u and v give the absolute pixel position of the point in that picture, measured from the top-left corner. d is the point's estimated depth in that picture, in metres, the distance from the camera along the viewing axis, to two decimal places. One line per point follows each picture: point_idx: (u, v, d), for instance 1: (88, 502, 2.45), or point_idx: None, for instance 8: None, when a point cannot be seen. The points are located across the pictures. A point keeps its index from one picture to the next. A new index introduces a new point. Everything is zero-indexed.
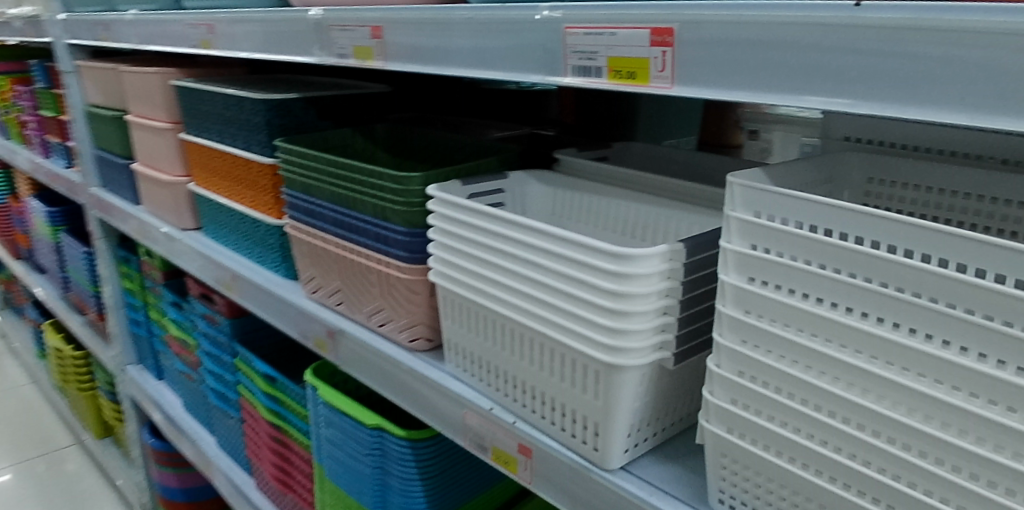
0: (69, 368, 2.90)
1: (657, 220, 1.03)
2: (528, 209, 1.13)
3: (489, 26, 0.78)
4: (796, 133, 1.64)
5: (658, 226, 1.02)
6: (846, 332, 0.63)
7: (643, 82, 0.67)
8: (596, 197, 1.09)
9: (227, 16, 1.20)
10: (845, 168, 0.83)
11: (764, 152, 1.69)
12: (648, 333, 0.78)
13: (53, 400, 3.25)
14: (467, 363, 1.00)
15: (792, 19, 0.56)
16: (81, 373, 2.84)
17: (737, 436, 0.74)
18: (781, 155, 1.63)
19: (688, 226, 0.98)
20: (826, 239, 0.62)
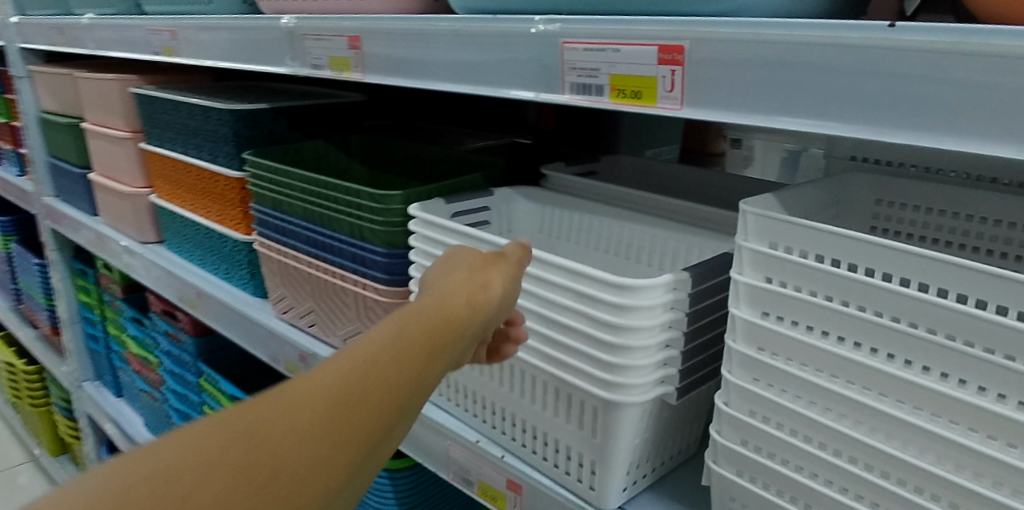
0: (22, 383, 2.77)
1: (650, 240, 0.98)
2: (514, 227, 1.08)
3: (479, 39, 0.73)
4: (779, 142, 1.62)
5: (652, 246, 0.98)
6: (870, 374, 0.59)
7: (649, 103, 0.62)
8: (586, 215, 1.04)
9: (192, 22, 1.13)
10: (853, 192, 0.80)
11: (747, 161, 1.67)
12: (649, 368, 0.73)
13: (5, 416, 3.11)
14: (450, 392, 0.94)
15: (817, 39, 0.52)
16: (35, 388, 2.72)
17: (748, 479, 0.69)
18: (764, 164, 1.60)
19: (683, 247, 0.94)
20: (847, 275, 0.58)
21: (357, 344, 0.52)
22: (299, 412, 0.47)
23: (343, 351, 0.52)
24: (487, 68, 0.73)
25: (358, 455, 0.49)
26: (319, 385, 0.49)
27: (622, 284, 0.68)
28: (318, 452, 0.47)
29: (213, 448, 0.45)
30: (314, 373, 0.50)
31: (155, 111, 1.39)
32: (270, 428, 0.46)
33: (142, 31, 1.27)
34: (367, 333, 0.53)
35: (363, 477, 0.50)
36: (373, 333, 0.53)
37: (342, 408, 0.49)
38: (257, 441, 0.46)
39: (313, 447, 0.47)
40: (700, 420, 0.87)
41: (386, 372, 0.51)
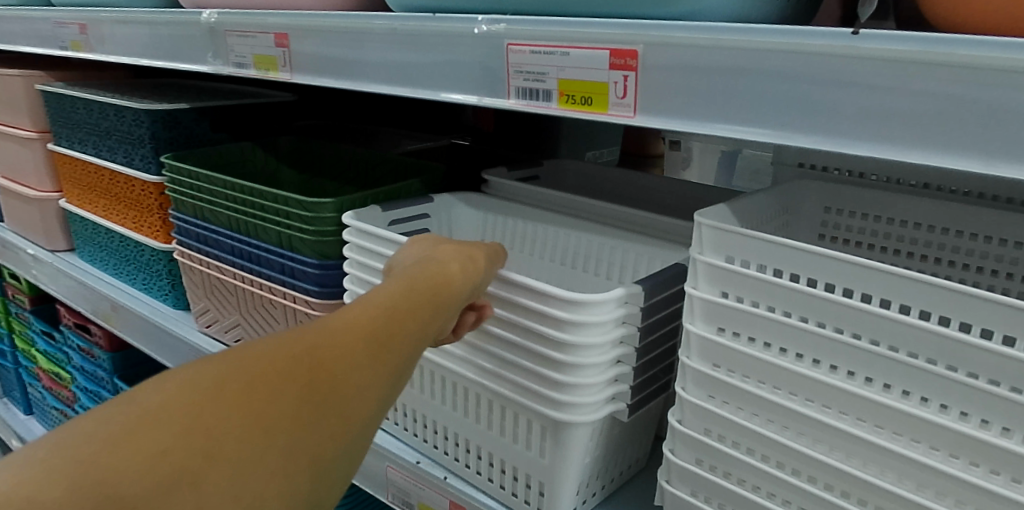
0: None
1: (596, 248, 0.95)
2: (454, 235, 1.04)
3: (418, 39, 0.68)
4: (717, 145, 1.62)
5: (598, 254, 0.95)
6: (830, 393, 0.57)
7: (600, 109, 0.59)
8: (530, 222, 1.00)
9: (104, 15, 1.04)
10: (802, 200, 0.80)
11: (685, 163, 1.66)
12: (601, 385, 0.70)
13: None
14: (389, 410, 0.89)
15: (778, 46, 0.50)
16: None
17: (702, 499, 0.67)
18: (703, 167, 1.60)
19: (630, 256, 0.92)
20: (808, 291, 0.55)
21: (378, 297, 0.58)
22: (333, 356, 0.53)
23: (368, 301, 0.58)
24: (427, 70, 0.68)
25: (378, 400, 0.55)
26: (351, 330, 0.55)
27: (573, 298, 0.65)
28: (346, 394, 0.53)
29: (262, 381, 0.50)
30: (334, 324, 0.55)
31: (63, 110, 1.28)
32: (311, 368, 0.52)
33: (47, 24, 1.17)
34: (383, 288, 0.59)
35: (379, 419, 0.57)
36: (389, 288, 0.59)
37: (372, 354, 0.55)
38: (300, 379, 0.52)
39: (348, 386, 0.53)
40: (649, 434, 0.84)
41: (406, 325, 0.58)
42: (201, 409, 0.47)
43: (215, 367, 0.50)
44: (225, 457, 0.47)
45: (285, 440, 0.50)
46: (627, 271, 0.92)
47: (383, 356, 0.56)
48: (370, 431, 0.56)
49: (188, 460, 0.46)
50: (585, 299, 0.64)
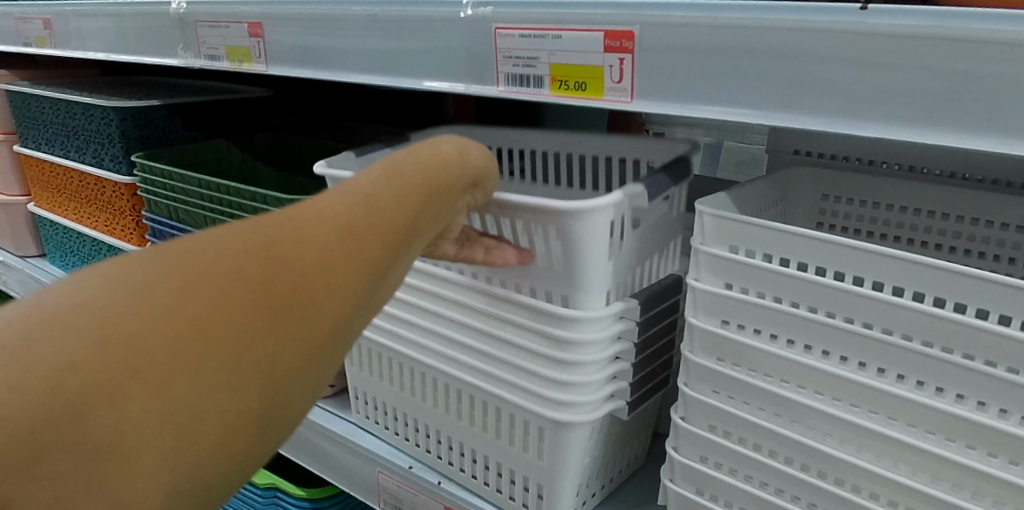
0: None
1: None
2: None
3: (399, 25, 0.65)
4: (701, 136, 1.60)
5: None
6: (841, 385, 0.54)
7: (595, 95, 0.56)
8: None
9: (66, 8, 1.00)
10: (796, 187, 0.78)
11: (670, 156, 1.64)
12: (599, 382, 0.67)
13: None
14: (377, 413, 0.86)
15: (782, 24, 0.47)
16: None
17: (708, 498, 0.64)
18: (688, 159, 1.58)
19: None
20: (814, 279, 0.53)
21: (359, 184, 0.50)
22: (305, 252, 0.45)
23: (347, 188, 0.50)
24: (410, 58, 0.65)
25: (358, 299, 0.48)
26: (321, 220, 0.47)
27: (570, 211, 0.58)
28: (322, 291, 0.46)
29: (221, 280, 0.42)
30: (306, 211, 0.47)
31: (29, 110, 1.23)
32: (274, 259, 0.44)
33: (9, 20, 1.12)
34: (364, 175, 0.51)
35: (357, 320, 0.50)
36: (371, 176, 0.51)
37: (341, 257, 0.46)
38: (265, 272, 0.43)
39: (315, 290, 0.45)
40: (647, 430, 0.81)
41: (391, 218, 0.50)
42: (139, 310, 0.39)
43: (165, 258, 0.42)
44: (170, 365, 0.39)
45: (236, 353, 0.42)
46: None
47: (356, 259, 0.47)
48: (343, 336, 0.48)
49: (122, 371, 0.38)
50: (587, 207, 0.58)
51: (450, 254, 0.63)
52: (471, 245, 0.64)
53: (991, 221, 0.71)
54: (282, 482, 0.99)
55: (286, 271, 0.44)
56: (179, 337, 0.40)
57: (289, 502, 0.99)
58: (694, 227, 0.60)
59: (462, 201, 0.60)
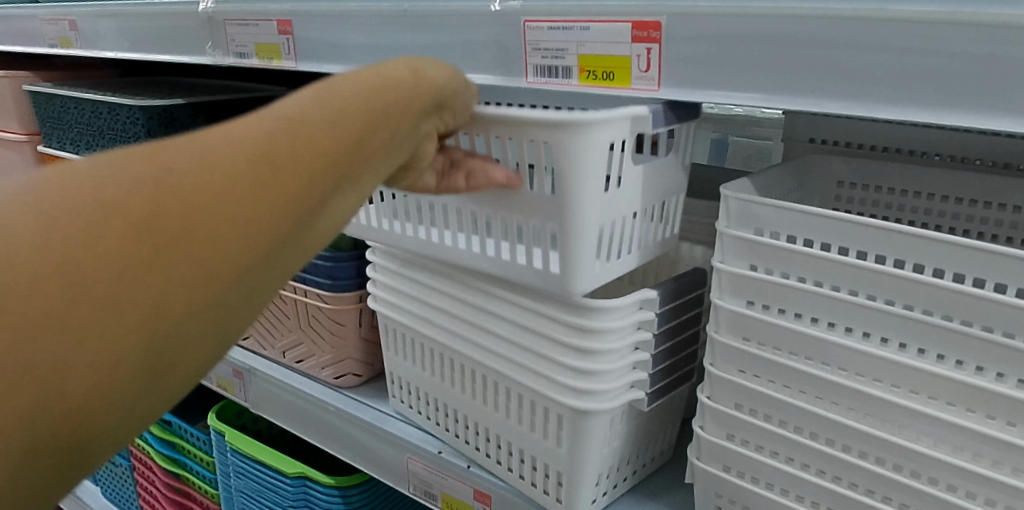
0: None
1: None
2: None
3: (429, 19, 0.67)
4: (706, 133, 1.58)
5: None
6: (864, 361, 0.56)
7: (623, 84, 0.59)
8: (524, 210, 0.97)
9: (93, 9, 1.02)
10: (813, 173, 0.80)
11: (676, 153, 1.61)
12: (621, 371, 0.66)
13: None
14: (410, 398, 0.88)
15: (805, 12, 0.49)
16: None
17: (735, 473, 0.66)
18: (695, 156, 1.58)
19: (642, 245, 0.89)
20: (835, 257, 0.55)
21: (285, 110, 0.46)
22: (212, 187, 0.41)
23: (269, 113, 0.45)
24: (441, 51, 0.67)
25: (281, 233, 0.45)
26: (231, 149, 0.43)
27: (573, 123, 0.54)
28: (234, 228, 0.42)
29: (112, 216, 0.39)
30: (215, 139, 0.43)
31: (54, 111, 1.26)
32: (172, 194, 0.40)
33: (35, 22, 1.15)
34: (293, 99, 0.47)
35: (288, 253, 0.46)
36: (301, 100, 0.47)
37: (268, 189, 0.43)
38: (161, 208, 0.40)
39: (238, 224, 0.42)
40: (675, 423, 0.80)
41: (321, 148, 0.46)
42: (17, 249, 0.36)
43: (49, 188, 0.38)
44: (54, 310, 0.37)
45: (174, 282, 0.40)
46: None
47: (283, 192, 0.44)
48: (268, 271, 0.45)
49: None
50: (578, 122, 0.54)
51: (430, 186, 0.60)
52: (456, 172, 0.61)
53: (1004, 205, 0.72)
54: (310, 470, 1.01)
55: (207, 205, 0.41)
56: (91, 285, 0.38)
57: (318, 490, 1.01)
58: (720, 211, 0.62)
59: (429, 124, 0.56)
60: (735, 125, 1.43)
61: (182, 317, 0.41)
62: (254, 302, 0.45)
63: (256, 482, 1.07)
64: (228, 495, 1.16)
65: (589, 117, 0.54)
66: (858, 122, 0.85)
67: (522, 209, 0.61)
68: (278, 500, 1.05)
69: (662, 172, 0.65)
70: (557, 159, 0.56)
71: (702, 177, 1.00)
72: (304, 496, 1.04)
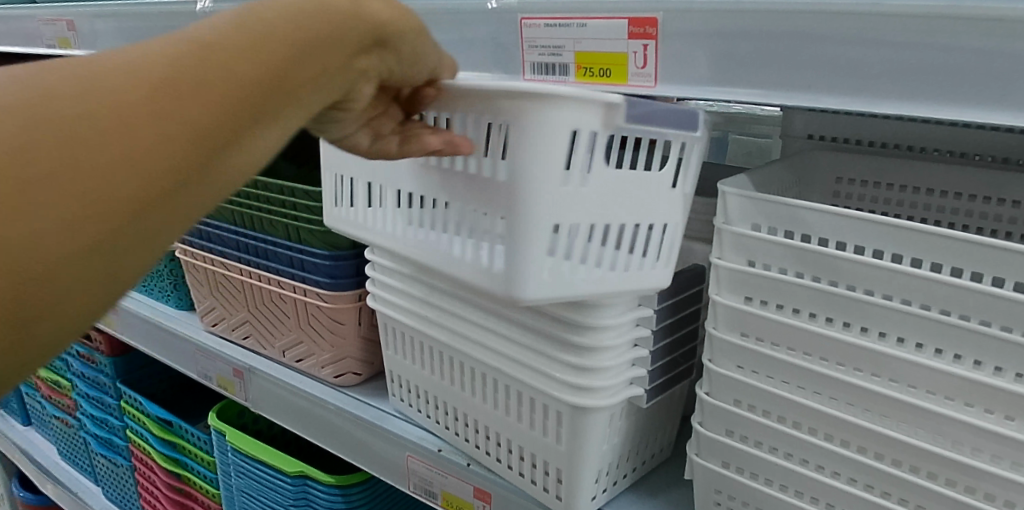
0: None
1: None
2: None
3: (427, 17, 0.67)
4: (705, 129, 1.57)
5: None
6: (861, 355, 0.56)
7: (620, 81, 0.59)
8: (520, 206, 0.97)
9: (91, 10, 1.02)
10: (811, 169, 0.80)
11: None
12: (619, 367, 0.66)
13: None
14: (410, 396, 0.88)
15: (801, 8, 0.49)
16: None
17: (734, 469, 0.66)
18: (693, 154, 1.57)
19: None
20: (832, 252, 0.55)
21: (183, 39, 0.42)
22: (88, 118, 0.38)
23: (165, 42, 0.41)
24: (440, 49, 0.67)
25: (174, 173, 0.40)
26: (115, 78, 0.39)
27: (537, 90, 0.49)
28: (114, 165, 0.38)
29: None
30: (100, 66, 0.39)
31: None
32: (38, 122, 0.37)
33: (34, 22, 1.15)
34: (198, 26, 0.43)
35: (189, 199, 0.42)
36: (205, 28, 0.43)
37: (154, 123, 0.39)
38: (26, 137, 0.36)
39: (120, 161, 0.38)
40: (674, 421, 0.80)
41: (219, 81, 0.42)
42: None
43: None
44: None
45: (102, 191, 0.38)
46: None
47: (173, 125, 0.40)
48: (164, 217, 0.41)
49: None
50: (544, 88, 0.49)
51: (362, 146, 0.57)
52: (395, 138, 0.57)
53: (1003, 199, 0.72)
54: (310, 469, 1.01)
55: (83, 137, 0.37)
56: None
57: (318, 489, 1.01)
58: (718, 208, 0.62)
59: (367, 64, 0.50)
60: (735, 123, 1.42)
61: (60, 259, 0.37)
62: (151, 249, 0.42)
63: (257, 481, 1.07)
64: (229, 494, 1.16)
65: (559, 89, 0.49)
66: (857, 118, 0.85)
67: (483, 197, 0.55)
68: (278, 499, 1.05)
69: (654, 187, 0.58)
70: (518, 135, 0.51)
71: (701, 175, 1.00)
72: (305, 495, 1.04)
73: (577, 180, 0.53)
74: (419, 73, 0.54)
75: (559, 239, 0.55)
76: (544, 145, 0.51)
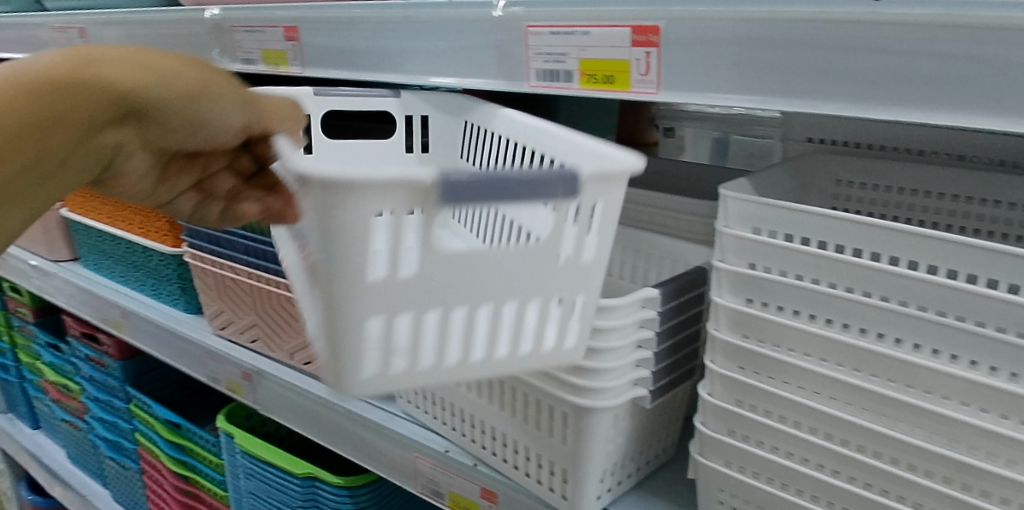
0: None
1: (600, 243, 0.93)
2: None
3: (433, 25, 0.68)
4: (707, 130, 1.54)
5: None
6: (859, 355, 0.57)
7: (623, 87, 0.60)
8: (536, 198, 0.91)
9: (102, 17, 1.04)
10: (810, 172, 0.81)
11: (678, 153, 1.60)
12: (624, 368, 0.67)
13: None
14: (418, 398, 0.89)
15: (799, 16, 0.50)
16: None
17: (737, 469, 0.67)
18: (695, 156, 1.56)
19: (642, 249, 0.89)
20: (830, 254, 0.56)
21: None
22: None
23: None
24: (446, 56, 0.69)
25: None
26: None
27: (319, 173, 0.43)
28: None
29: None
30: None
31: None
32: None
33: (44, 29, 1.16)
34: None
35: None
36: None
37: None
38: None
39: None
40: (678, 421, 0.81)
41: None
42: None
43: None
44: None
45: None
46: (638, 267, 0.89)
47: None
48: None
49: None
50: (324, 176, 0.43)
51: (184, 211, 0.72)
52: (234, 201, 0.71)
53: (1000, 201, 0.73)
54: (318, 471, 1.03)
55: None
56: None
57: (327, 490, 1.02)
58: (719, 211, 0.63)
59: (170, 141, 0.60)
60: (737, 124, 1.44)
61: None
62: None
63: (266, 482, 1.08)
64: (238, 496, 1.17)
65: (336, 174, 0.42)
66: (857, 121, 0.86)
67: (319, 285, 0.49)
68: (287, 500, 1.06)
69: (537, 260, 0.50)
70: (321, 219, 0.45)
71: (704, 177, 1.01)
72: (313, 496, 1.05)
73: (395, 267, 0.47)
74: (217, 131, 0.58)
75: (389, 321, 0.49)
76: (362, 230, 0.45)
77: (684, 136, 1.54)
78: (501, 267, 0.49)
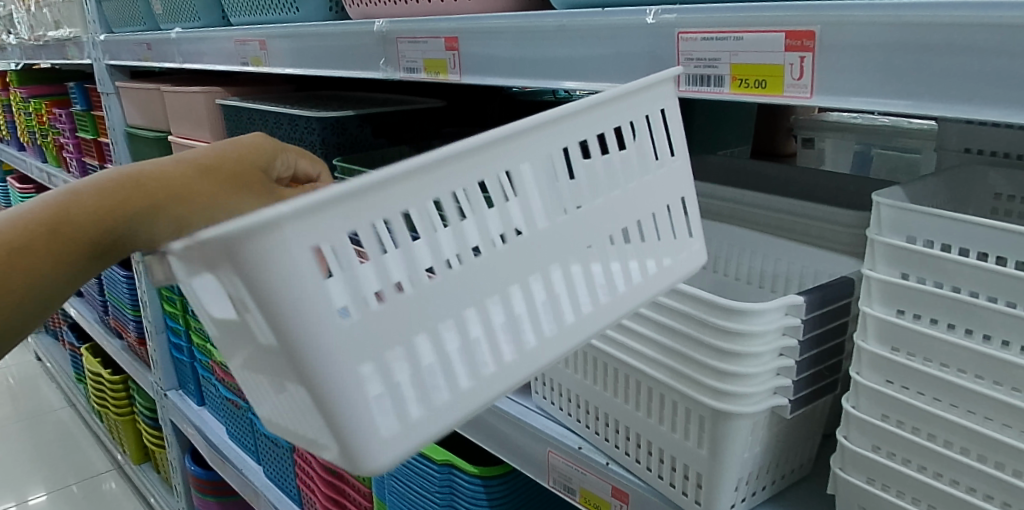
0: (94, 397, 2.72)
1: (737, 253, 0.92)
2: None
3: (589, 33, 0.72)
4: (850, 141, 1.40)
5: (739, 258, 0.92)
6: (1017, 373, 0.54)
7: (775, 92, 0.60)
8: None
9: (280, 30, 1.13)
10: (968, 185, 0.77)
11: (818, 164, 1.48)
12: (765, 374, 0.67)
13: (78, 407, 3.06)
14: (555, 395, 0.92)
15: (961, 19, 0.49)
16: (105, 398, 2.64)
17: (880, 487, 0.66)
18: (836, 168, 1.45)
19: (780, 261, 0.87)
20: (990, 266, 0.54)
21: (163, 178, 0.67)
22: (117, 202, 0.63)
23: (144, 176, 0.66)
24: (601, 61, 0.72)
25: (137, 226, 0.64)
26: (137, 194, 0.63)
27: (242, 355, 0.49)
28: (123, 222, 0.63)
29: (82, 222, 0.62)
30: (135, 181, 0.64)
31: (241, 122, 1.41)
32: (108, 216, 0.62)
33: (228, 42, 1.29)
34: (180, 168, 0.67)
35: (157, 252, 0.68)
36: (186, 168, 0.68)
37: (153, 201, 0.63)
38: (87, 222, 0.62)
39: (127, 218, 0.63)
40: (816, 436, 0.79)
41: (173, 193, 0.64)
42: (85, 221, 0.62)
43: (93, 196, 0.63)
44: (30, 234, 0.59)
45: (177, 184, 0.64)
46: (777, 277, 0.88)
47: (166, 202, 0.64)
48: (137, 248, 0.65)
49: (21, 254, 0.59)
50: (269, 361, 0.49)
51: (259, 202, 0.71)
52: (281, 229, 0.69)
53: None
54: (456, 459, 1.08)
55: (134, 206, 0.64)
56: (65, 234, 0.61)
57: (463, 479, 1.08)
58: (870, 219, 0.62)
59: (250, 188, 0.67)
60: (879, 135, 1.34)
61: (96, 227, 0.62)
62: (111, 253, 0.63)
63: (407, 466, 1.15)
64: (379, 479, 1.24)
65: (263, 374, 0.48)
66: (1021, 133, 0.81)
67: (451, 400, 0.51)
68: (426, 485, 1.13)
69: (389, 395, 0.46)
70: None
71: (851, 188, 0.98)
72: (450, 483, 1.10)
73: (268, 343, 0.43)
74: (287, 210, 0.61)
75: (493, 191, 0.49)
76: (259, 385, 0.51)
77: (824, 148, 1.45)
78: (337, 397, 0.44)
